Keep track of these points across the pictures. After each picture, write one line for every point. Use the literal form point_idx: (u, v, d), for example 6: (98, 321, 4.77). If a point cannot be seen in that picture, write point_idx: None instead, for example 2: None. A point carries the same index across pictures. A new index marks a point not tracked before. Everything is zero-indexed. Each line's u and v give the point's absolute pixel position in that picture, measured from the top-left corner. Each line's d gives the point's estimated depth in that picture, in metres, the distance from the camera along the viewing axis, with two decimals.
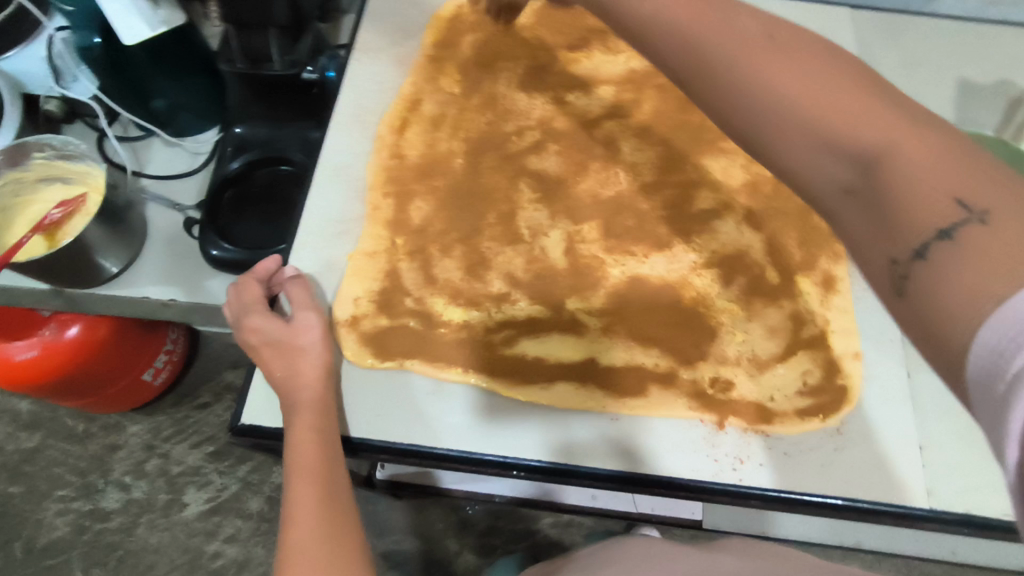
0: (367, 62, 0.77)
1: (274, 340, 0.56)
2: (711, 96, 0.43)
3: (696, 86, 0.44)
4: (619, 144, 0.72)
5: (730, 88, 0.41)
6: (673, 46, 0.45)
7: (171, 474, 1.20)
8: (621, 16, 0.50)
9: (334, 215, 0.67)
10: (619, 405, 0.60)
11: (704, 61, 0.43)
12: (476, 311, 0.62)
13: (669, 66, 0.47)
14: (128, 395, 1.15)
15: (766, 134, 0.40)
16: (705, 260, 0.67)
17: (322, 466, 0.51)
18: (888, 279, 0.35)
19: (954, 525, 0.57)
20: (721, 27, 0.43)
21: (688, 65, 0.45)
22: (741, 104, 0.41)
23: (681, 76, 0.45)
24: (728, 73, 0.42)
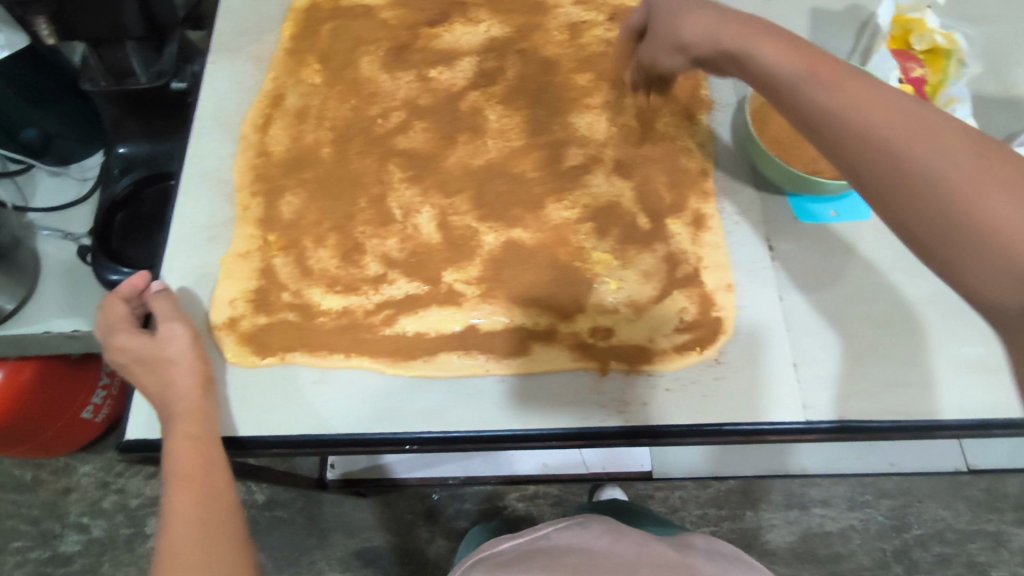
0: (227, 64, 0.76)
1: (140, 357, 0.55)
2: (899, 208, 0.40)
3: (884, 195, 0.40)
4: (485, 113, 0.73)
5: (929, 204, 0.38)
6: (857, 144, 0.41)
7: (130, 508, 1.18)
8: (796, 92, 0.45)
9: (206, 222, 0.67)
10: (503, 366, 0.61)
11: (898, 170, 0.39)
12: (355, 296, 0.63)
13: (848, 163, 0.42)
14: (70, 435, 1.11)
15: (942, 242, 0.38)
16: (579, 215, 0.68)
17: (197, 471, 0.53)
18: None
19: (829, 434, 0.60)
20: (920, 132, 0.39)
21: (873, 168, 0.40)
22: (917, 205, 0.38)
23: (855, 166, 0.42)
24: (924, 187, 0.38)
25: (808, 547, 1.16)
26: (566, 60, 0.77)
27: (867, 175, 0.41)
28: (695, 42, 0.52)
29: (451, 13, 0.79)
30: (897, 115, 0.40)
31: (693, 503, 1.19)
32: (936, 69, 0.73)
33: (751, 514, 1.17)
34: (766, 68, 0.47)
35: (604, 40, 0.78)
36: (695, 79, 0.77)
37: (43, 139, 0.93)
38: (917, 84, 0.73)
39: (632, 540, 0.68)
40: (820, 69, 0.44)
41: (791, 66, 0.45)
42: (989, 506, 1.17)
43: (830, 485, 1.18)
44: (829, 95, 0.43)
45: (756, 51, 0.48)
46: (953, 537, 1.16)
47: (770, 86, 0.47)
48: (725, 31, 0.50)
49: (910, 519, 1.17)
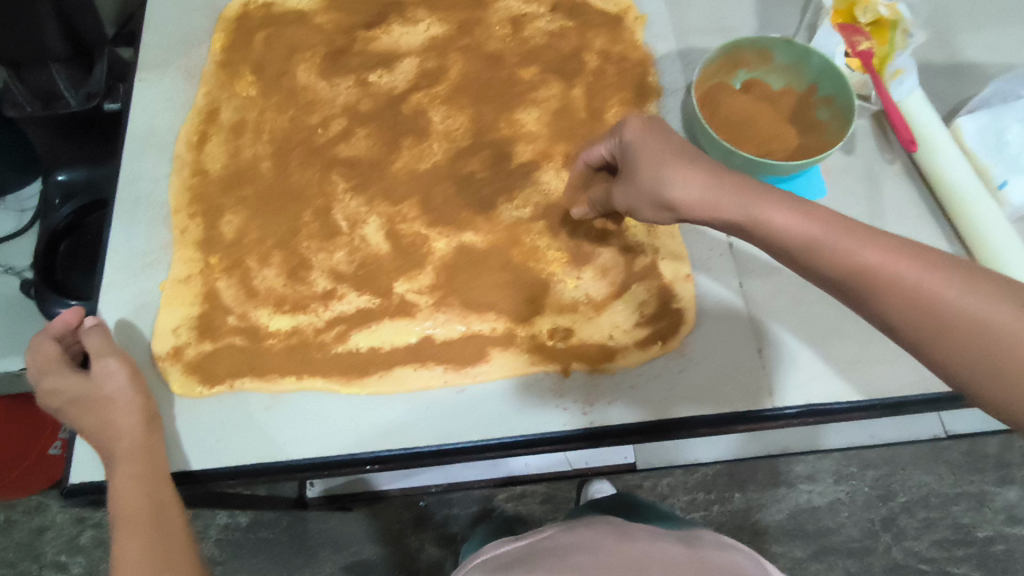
0: (156, 81, 0.73)
1: (75, 396, 0.54)
2: (956, 368, 0.40)
3: (938, 357, 0.40)
4: (428, 115, 0.71)
5: (989, 363, 0.38)
6: (900, 307, 0.41)
7: (109, 542, 1.14)
8: (817, 259, 0.43)
9: (144, 248, 0.64)
10: (462, 376, 0.59)
11: (947, 331, 0.39)
12: (303, 314, 0.61)
13: (886, 321, 0.42)
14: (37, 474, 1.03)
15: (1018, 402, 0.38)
16: (531, 214, 0.66)
17: (145, 513, 0.50)
18: None
19: (798, 418, 0.60)
20: (957, 290, 0.39)
21: (918, 329, 0.40)
22: (982, 366, 0.38)
23: (899, 328, 0.41)
24: (981, 350, 0.38)
25: (798, 524, 1.16)
26: (509, 54, 0.75)
27: (914, 336, 0.41)
28: (692, 204, 0.47)
29: (388, 13, 0.76)
30: (928, 277, 0.40)
31: (681, 489, 1.18)
32: (882, 40, 0.72)
33: (739, 496, 1.17)
34: (777, 234, 0.45)
35: (547, 32, 0.76)
36: (642, 65, 0.75)
37: None
38: (864, 58, 0.71)
39: (641, 534, 0.66)
40: (835, 236, 0.43)
41: (806, 228, 0.44)
42: (970, 468, 1.18)
43: (815, 460, 1.18)
44: (858, 262, 0.42)
45: (762, 216, 0.45)
46: (937, 502, 1.17)
47: (783, 251, 0.45)
48: (724, 197, 0.46)
49: (894, 487, 1.17)
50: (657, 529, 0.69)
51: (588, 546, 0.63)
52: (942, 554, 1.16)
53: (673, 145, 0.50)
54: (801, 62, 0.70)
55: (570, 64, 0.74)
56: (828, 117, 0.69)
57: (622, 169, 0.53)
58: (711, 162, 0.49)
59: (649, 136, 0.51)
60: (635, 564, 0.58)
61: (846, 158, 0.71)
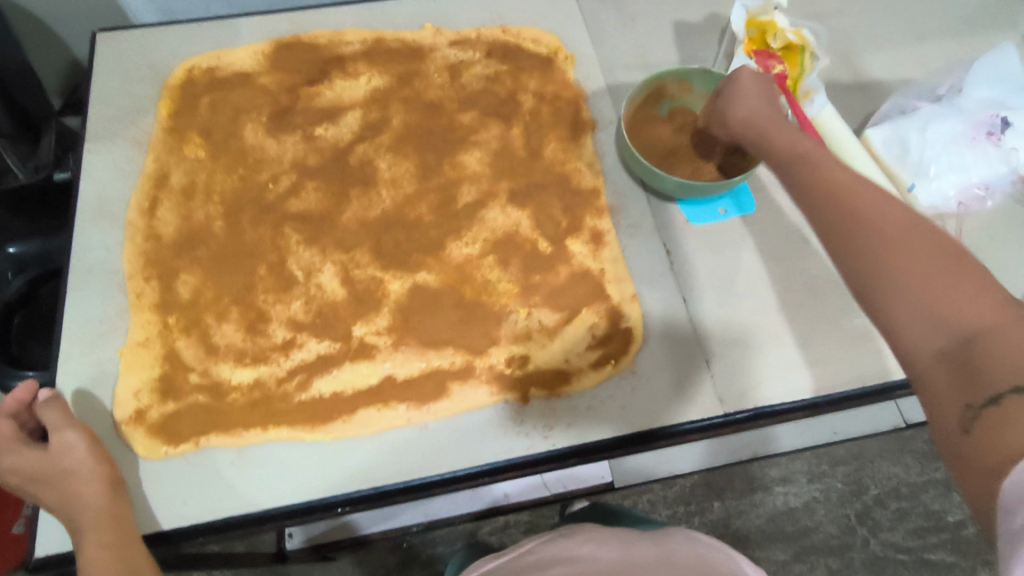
0: (103, 152, 0.74)
1: (37, 472, 0.55)
2: (847, 261, 0.50)
3: (841, 250, 0.51)
4: (375, 163, 0.74)
5: (868, 254, 0.48)
6: (828, 211, 0.52)
7: None
8: (788, 168, 0.58)
9: (99, 315, 0.65)
10: (425, 412, 0.61)
11: (854, 230, 0.50)
12: (265, 366, 0.62)
13: (816, 220, 0.53)
14: None
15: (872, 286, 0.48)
16: (481, 249, 0.69)
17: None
18: (958, 417, 0.40)
19: (747, 421, 0.63)
20: (872, 208, 0.50)
21: (835, 225, 0.51)
22: (858, 254, 0.49)
23: (820, 225, 0.53)
24: (865, 239, 0.49)
25: (777, 526, 1.19)
26: (449, 101, 0.79)
27: (827, 230, 0.52)
28: (741, 114, 0.63)
29: (330, 69, 0.80)
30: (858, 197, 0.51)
31: (661, 503, 1.20)
32: (792, 65, 0.78)
33: (718, 505, 1.20)
34: (772, 149, 0.60)
35: (482, 77, 0.80)
36: (574, 102, 0.80)
37: None
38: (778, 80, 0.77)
39: (618, 542, 0.68)
40: (816, 161, 0.56)
41: (788, 149, 0.58)
42: (932, 455, 1.23)
43: (788, 462, 1.21)
44: (810, 172, 0.56)
45: (764, 139, 0.61)
46: (906, 491, 1.21)
47: (773, 163, 0.60)
48: (762, 119, 0.62)
49: (866, 481, 1.22)
50: (631, 531, 0.72)
51: (568, 557, 0.65)
52: (916, 543, 1.19)
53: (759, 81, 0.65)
54: None
55: (507, 107, 0.78)
56: None
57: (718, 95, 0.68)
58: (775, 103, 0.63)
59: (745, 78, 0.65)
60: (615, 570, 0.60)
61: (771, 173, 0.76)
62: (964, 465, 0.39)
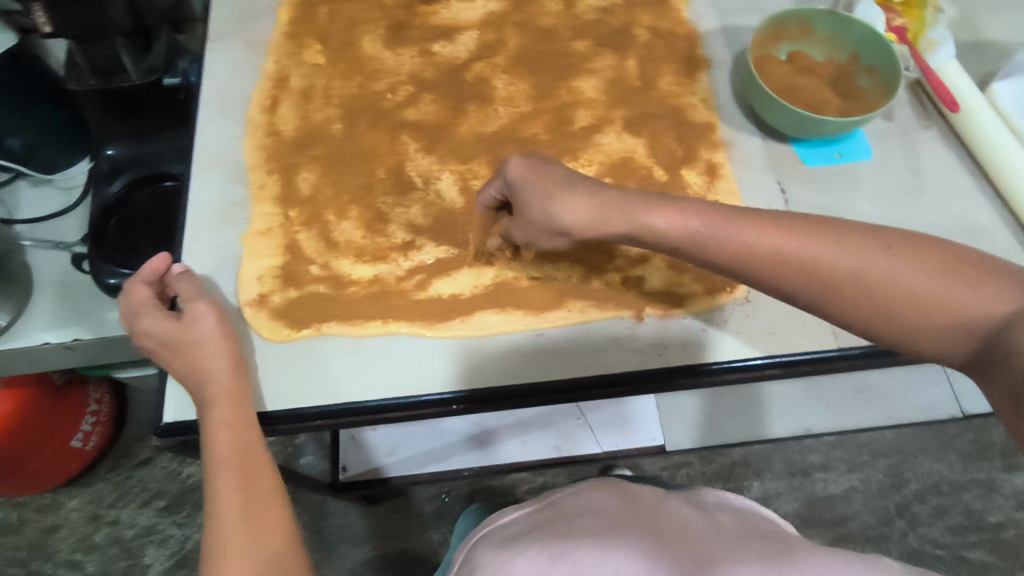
0: (224, 51, 0.75)
1: (168, 338, 0.55)
2: (848, 311, 0.47)
3: (828, 304, 0.47)
4: (491, 82, 0.74)
5: (871, 299, 0.45)
6: (775, 271, 0.48)
7: (125, 540, 1.19)
8: (707, 246, 0.50)
9: (221, 202, 0.66)
10: (541, 320, 0.61)
11: (817, 278, 0.46)
12: (384, 264, 0.62)
13: (767, 283, 0.49)
14: (56, 467, 1.13)
15: (887, 327, 0.46)
16: (596, 171, 0.69)
17: (235, 461, 0.51)
18: (1011, 404, 0.42)
19: (863, 359, 0.61)
20: (815, 246, 0.47)
21: (807, 288, 0.47)
22: (860, 302, 0.46)
23: (795, 293, 0.48)
24: (854, 288, 0.46)
25: (815, 512, 1.17)
26: (563, 29, 0.78)
27: (807, 295, 0.48)
28: (576, 224, 0.53)
29: None
30: (788, 240, 0.47)
31: (700, 479, 1.19)
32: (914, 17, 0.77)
33: (757, 484, 1.18)
34: (665, 234, 0.51)
35: (597, 9, 0.80)
36: (688, 40, 0.79)
37: (28, 148, 0.90)
38: (899, 32, 0.77)
39: (654, 508, 0.62)
40: (726, 221, 0.50)
41: (688, 225, 0.51)
42: (978, 455, 1.20)
43: (828, 449, 1.21)
44: (737, 240, 0.49)
45: (645, 223, 0.52)
46: (949, 489, 1.19)
47: (671, 249, 0.52)
48: (608, 217, 0.53)
49: (906, 475, 1.19)
50: (666, 492, 0.67)
51: (590, 508, 0.62)
52: (956, 540, 1.16)
53: (557, 178, 0.55)
54: (841, 32, 0.75)
55: (621, 39, 0.78)
56: (869, 84, 0.73)
57: (514, 205, 0.58)
58: (593, 185, 0.55)
59: (533, 171, 0.56)
60: (647, 526, 0.57)
61: (886, 124, 0.75)
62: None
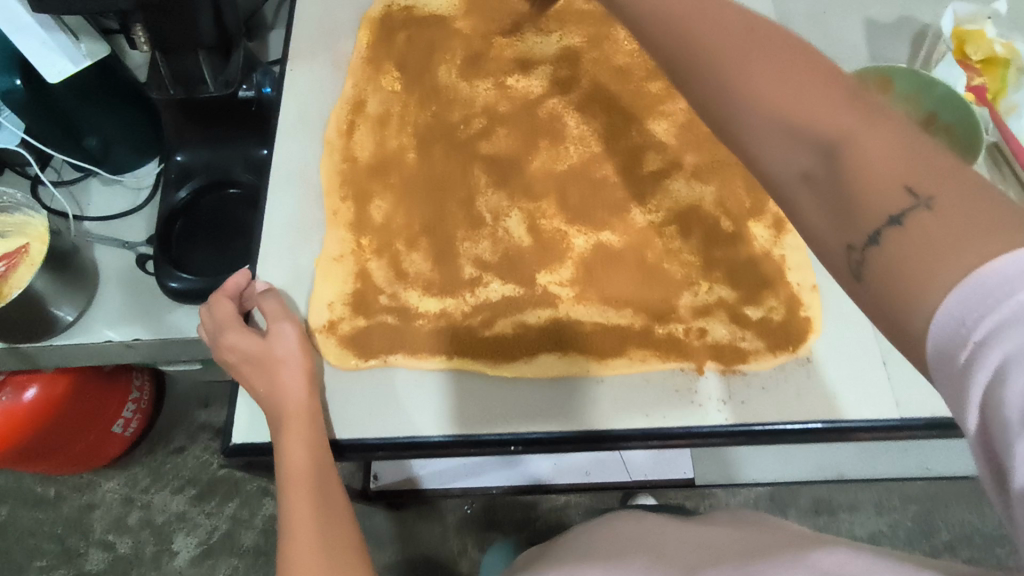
0: (305, 72, 0.76)
1: (253, 354, 0.57)
2: (695, 86, 0.41)
3: (681, 70, 0.42)
4: (564, 120, 0.74)
5: (714, 73, 0.40)
6: (671, 39, 0.43)
7: (156, 524, 1.22)
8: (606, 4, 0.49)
9: (296, 224, 0.67)
10: (603, 366, 0.62)
11: (704, 52, 0.40)
12: (451, 298, 0.63)
13: (661, 54, 0.44)
14: (97, 450, 1.17)
15: (723, 116, 0.40)
16: (663, 218, 0.69)
17: (307, 486, 0.53)
18: (844, 265, 0.35)
19: (923, 431, 0.61)
20: (709, 15, 0.41)
21: (669, 46, 0.43)
22: (705, 74, 0.40)
23: (663, 60, 0.44)
24: (707, 54, 0.40)
25: None
26: (637, 68, 0.78)
27: (672, 67, 0.43)
28: None
29: (522, 24, 0.81)
30: (703, 12, 0.42)
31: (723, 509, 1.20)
32: (994, 76, 0.76)
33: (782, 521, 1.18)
34: None
35: None
36: None
37: (104, 146, 0.93)
38: (978, 92, 0.75)
39: (653, 531, 0.55)
40: None
41: None
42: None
43: (857, 489, 1.20)
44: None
45: None
46: (982, 541, 1.16)
47: None
48: None
49: (936, 523, 1.18)
50: (671, 518, 0.59)
51: (605, 536, 0.57)
52: None
53: None
54: (922, 90, 0.73)
55: None
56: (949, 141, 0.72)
57: None
58: None
59: None
60: (651, 543, 0.52)
61: None
62: (875, 314, 0.34)
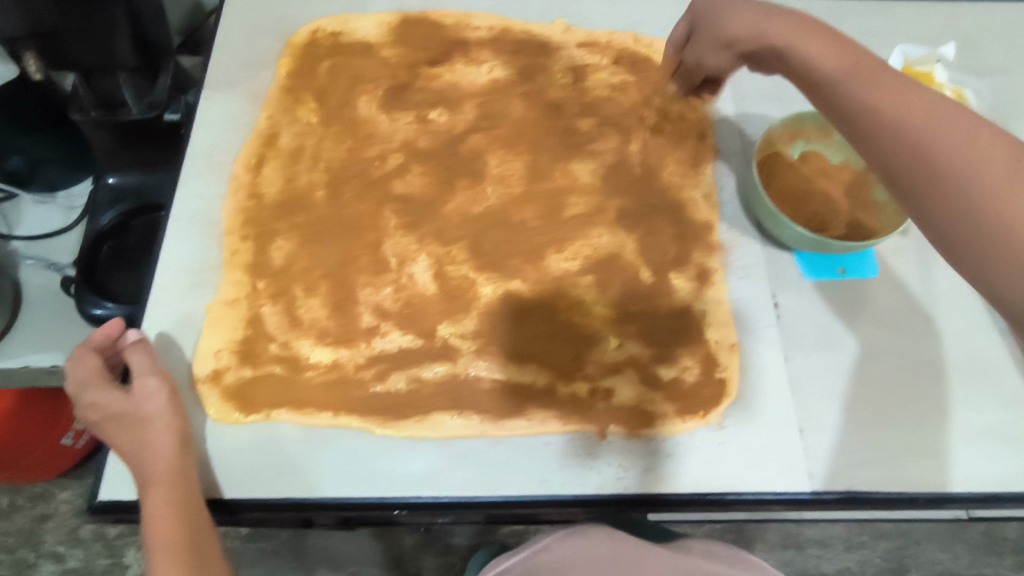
0: (220, 101, 0.74)
1: (115, 414, 0.55)
2: (933, 204, 0.41)
3: (919, 187, 0.42)
4: (486, 158, 0.71)
5: (962, 199, 0.40)
6: (899, 144, 0.43)
7: (109, 536, 1.07)
8: (835, 87, 0.47)
9: (192, 265, 0.65)
10: (498, 428, 0.58)
11: (948, 177, 0.40)
12: (346, 349, 0.61)
13: (884, 157, 0.44)
14: (49, 462, 0.97)
15: (963, 238, 0.40)
16: (580, 266, 0.66)
17: (176, 543, 0.50)
18: None
19: (837, 504, 0.57)
20: (964, 136, 0.41)
21: (909, 159, 0.42)
22: (948, 195, 0.40)
23: (894, 171, 0.43)
24: (954, 179, 0.40)
25: None
26: (570, 104, 0.75)
27: (905, 180, 0.43)
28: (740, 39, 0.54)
29: (452, 52, 0.77)
30: (958, 131, 0.41)
31: None
32: None
33: None
34: (804, 60, 0.50)
35: (608, 84, 0.76)
36: (699, 127, 0.75)
37: (30, 166, 0.91)
38: None
39: None
40: (867, 71, 0.46)
41: (834, 61, 0.48)
42: (987, 549, 1.09)
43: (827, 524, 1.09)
44: (869, 94, 0.45)
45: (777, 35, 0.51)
46: None
47: (810, 80, 0.49)
48: None
49: (908, 562, 1.07)
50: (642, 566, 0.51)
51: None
52: None
53: None
54: None
55: (629, 118, 0.74)
56: (887, 198, 0.67)
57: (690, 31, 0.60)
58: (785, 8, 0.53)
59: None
60: None
61: (901, 239, 0.70)
62: None
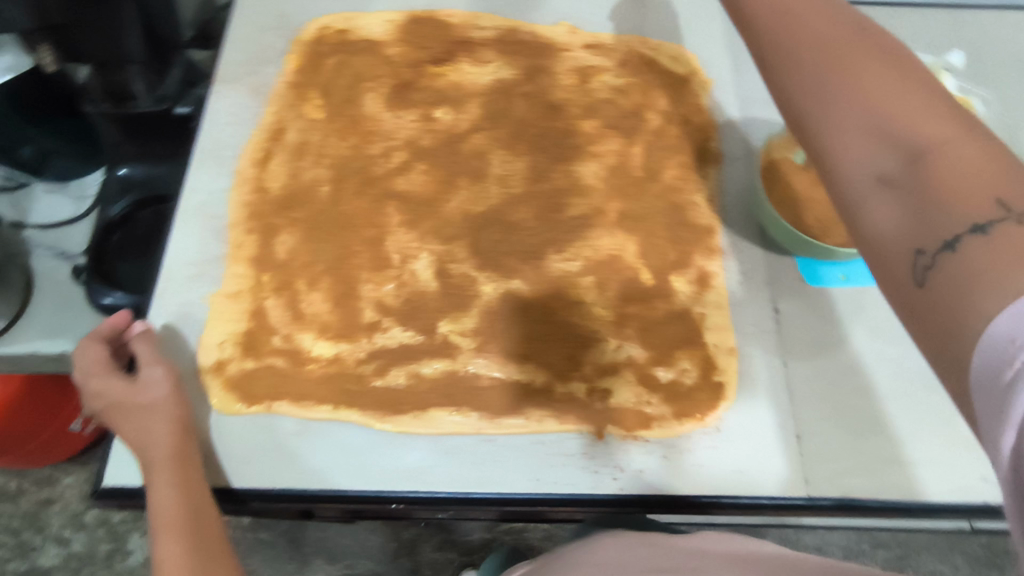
0: (227, 96, 0.74)
1: (118, 401, 0.56)
2: (790, 80, 0.43)
3: (782, 63, 0.44)
4: (488, 157, 0.71)
5: (814, 72, 0.41)
6: (773, 26, 0.45)
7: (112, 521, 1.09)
8: None
9: (196, 257, 0.66)
10: (493, 426, 0.59)
11: (810, 51, 0.42)
12: (346, 343, 0.61)
13: (758, 43, 0.46)
14: (56, 446, 0.99)
15: (810, 108, 0.41)
16: (579, 267, 0.66)
17: (182, 520, 0.51)
18: (909, 270, 0.35)
19: (831, 510, 0.57)
20: (827, 17, 0.43)
21: (778, 39, 0.44)
22: (807, 66, 0.42)
23: (763, 53, 0.45)
24: (814, 53, 0.42)
25: None
26: (573, 105, 0.75)
27: (771, 61, 0.45)
28: None
29: (457, 51, 0.77)
30: (824, 13, 0.43)
31: None
32: None
33: None
34: None
35: (611, 87, 0.77)
36: (701, 131, 0.75)
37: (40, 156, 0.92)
38: None
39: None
40: None
41: None
42: (988, 563, 1.08)
43: (826, 532, 1.09)
44: None
45: None
46: None
47: None
48: None
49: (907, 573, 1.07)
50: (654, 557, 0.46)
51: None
52: None
53: None
54: None
55: (631, 121, 0.74)
56: None
57: None
58: None
59: None
60: None
61: None
62: (924, 321, 0.34)
